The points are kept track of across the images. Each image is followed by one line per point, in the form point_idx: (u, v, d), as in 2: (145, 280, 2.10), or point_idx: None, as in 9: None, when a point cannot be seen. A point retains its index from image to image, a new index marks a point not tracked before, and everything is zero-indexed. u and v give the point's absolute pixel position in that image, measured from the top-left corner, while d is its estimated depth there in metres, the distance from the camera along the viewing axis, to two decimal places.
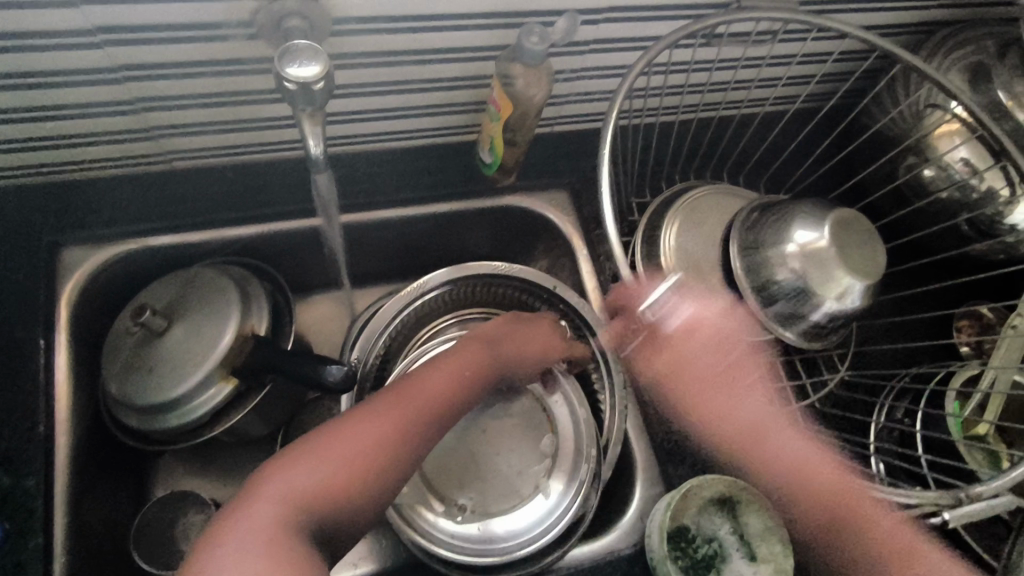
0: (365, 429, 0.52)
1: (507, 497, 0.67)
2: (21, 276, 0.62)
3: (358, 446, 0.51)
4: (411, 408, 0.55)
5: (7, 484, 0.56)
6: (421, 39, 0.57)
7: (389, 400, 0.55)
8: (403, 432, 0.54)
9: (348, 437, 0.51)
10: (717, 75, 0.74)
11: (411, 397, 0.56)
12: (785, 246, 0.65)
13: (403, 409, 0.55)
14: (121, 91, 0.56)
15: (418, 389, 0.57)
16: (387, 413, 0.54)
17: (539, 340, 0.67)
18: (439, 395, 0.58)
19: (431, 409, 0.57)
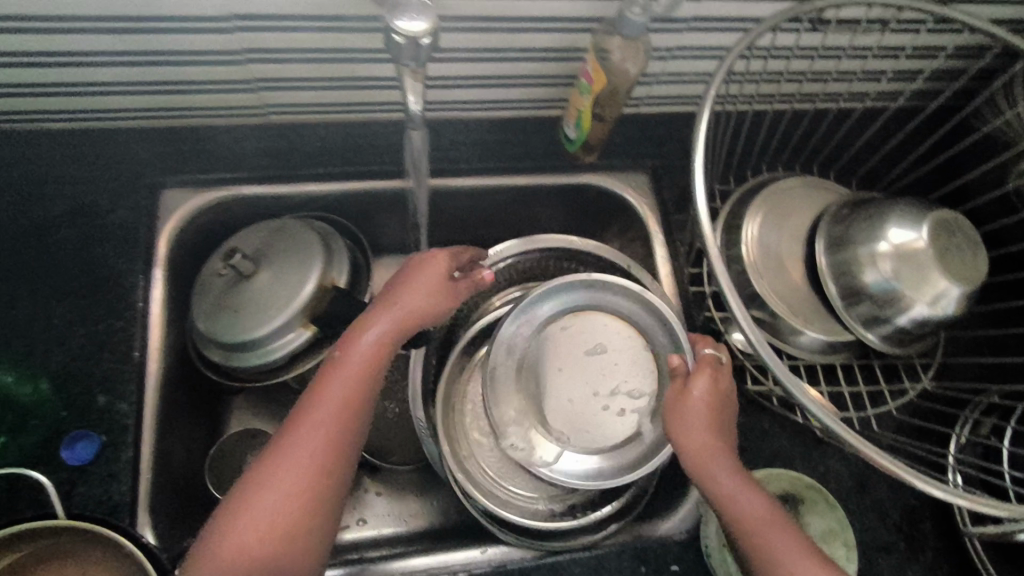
0: (293, 455, 0.51)
1: (611, 436, 0.63)
2: (126, 213, 0.66)
3: (294, 472, 0.51)
4: (332, 414, 0.53)
5: (102, 402, 0.60)
6: (520, 7, 0.58)
7: (305, 418, 0.52)
8: (332, 441, 0.52)
9: (280, 471, 0.51)
10: (818, 65, 0.71)
11: (316, 415, 0.52)
12: (875, 244, 0.63)
13: (320, 420, 0.52)
14: (230, 41, 0.58)
15: (331, 394, 0.53)
16: (307, 431, 0.52)
17: (427, 292, 0.58)
18: (355, 387, 0.53)
19: (342, 417, 0.53)
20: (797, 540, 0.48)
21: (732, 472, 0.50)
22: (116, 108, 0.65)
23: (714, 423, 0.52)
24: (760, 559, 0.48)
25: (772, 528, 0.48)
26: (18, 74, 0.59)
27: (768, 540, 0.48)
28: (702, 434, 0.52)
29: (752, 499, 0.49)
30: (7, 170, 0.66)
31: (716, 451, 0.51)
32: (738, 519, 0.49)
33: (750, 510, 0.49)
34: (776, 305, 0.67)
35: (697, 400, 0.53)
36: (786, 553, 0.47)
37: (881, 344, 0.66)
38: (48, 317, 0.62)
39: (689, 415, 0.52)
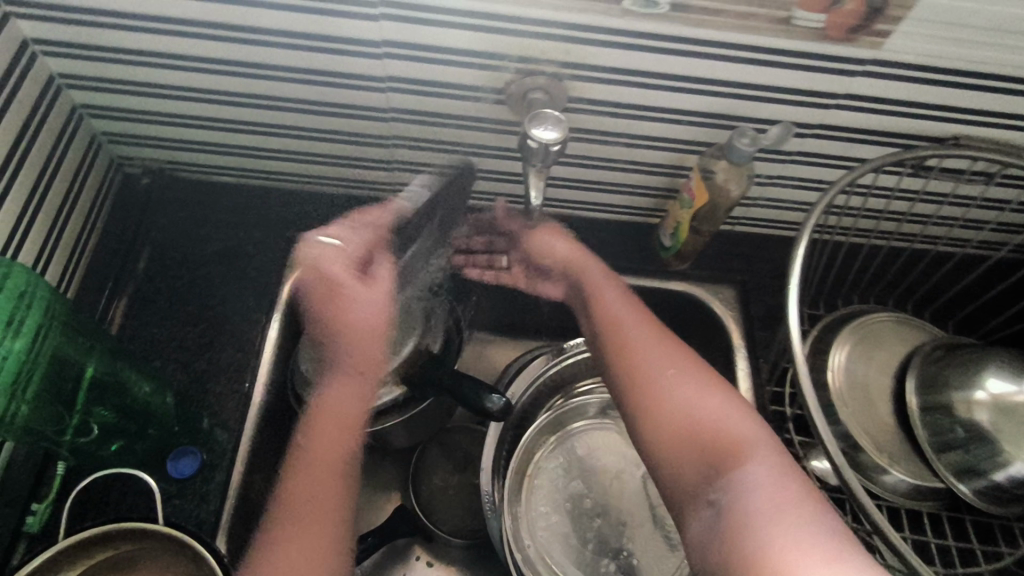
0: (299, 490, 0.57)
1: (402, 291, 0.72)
2: (262, 260, 0.75)
3: (294, 512, 0.55)
4: (325, 452, 0.59)
5: (207, 425, 0.67)
6: (638, 126, 0.64)
7: (309, 452, 0.59)
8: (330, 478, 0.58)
9: (311, 479, 0.58)
10: (918, 207, 0.73)
11: (333, 416, 0.62)
12: (972, 392, 0.62)
13: (319, 453, 0.59)
14: (381, 127, 0.67)
15: (328, 431, 0.60)
16: (310, 472, 0.58)
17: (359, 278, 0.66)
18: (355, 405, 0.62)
19: (348, 420, 0.62)
20: (668, 353, 0.59)
21: (611, 298, 0.64)
22: (272, 170, 0.76)
23: (591, 282, 0.67)
24: (643, 396, 0.57)
25: (645, 350, 0.59)
26: (207, 134, 0.70)
27: (640, 358, 0.59)
28: (573, 258, 0.69)
29: (630, 333, 0.61)
30: (172, 209, 0.76)
31: (591, 270, 0.68)
32: (608, 338, 0.62)
33: (624, 331, 0.61)
34: (861, 438, 0.66)
35: (565, 243, 0.70)
36: (663, 374, 0.58)
37: (972, 497, 0.63)
38: (180, 341, 0.70)
39: (562, 252, 0.70)
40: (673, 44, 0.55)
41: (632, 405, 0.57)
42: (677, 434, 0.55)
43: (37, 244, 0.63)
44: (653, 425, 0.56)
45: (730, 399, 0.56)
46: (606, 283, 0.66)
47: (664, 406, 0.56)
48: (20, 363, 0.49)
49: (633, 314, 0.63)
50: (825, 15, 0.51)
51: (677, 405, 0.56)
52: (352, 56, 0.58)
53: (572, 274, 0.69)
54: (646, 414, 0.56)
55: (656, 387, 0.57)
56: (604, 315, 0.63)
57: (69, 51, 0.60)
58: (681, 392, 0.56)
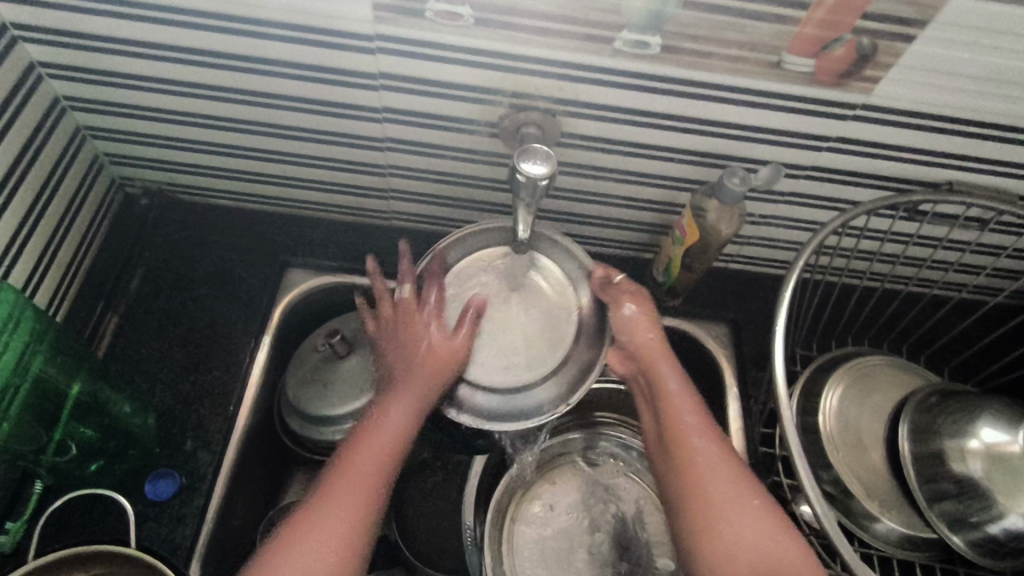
0: (351, 481, 0.53)
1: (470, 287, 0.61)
2: (255, 283, 0.75)
3: (349, 506, 0.52)
4: (386, 448, 0.55)
5: (189, 446, 0.66)
6: (631, 162, 0.65)
7: (355, 453, 0.54)
8: (384, 467, 0.54)
9: (332, 506, 0.52)
10: (913, 250, 0.72)
11: (377, 436, 0.55)
12: (965, 441, 0.60)
13: (372, 456, 0.54)
14: (376, 156, 0.68)
15: (387, 437, 0.55)
16: (364, 459, 0.54)
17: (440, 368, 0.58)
18: (423, 395, 0.56)
19: (393, 448, 0.55)
20: (742, 488, 0.53)
21: (689, 411, 0.57)
22: (270, 196, 0.77)
23: (660, 386, 0.59)
24: (708, 535, 0.52)
25: (720, 484, 0.53)
26: (206, 158, 0.72)
27: (709, 480, 0.54)
28: (649, 349, 0.60)
29: (700, 454, 0.55)
30: (169, 231, 0.77)
31: (664, 369, 0.59)
32: (680, 467, 0.55)
33: (698, 460, 0.54)
34: (850, 483, 0.64)
35: (644, 323, 0.61)
36: (731, 500, 0.53)
37: (967, 550, 0.61)
38: (169, 361, 0.70)
39: (637, 335, 0.60)
40: (664, 84, 0.56)
41: (694, 532, 0.52)
42: (743, 573, 0.50)
43: (31, 261, 0.63)
44: (712, 545, 0.51)
45: (799, 538, 0.52)
46: (672, 388, 0.58)
47: (727, 543, 0.51)
48: (9, 378, 0.50)
49: (707, 432, 0.56)
50: (813, 60, 0.52)
51: (741, 536, 0.51)
52: (350, 87, 0.60)
53: (642, 366, 0.60)
54: (709, 540, 0.52)
55: (720, 515, 0.52)
56: (672, 424, 0.57)
57: (75, 75, 0.61)
58: (753, 533, 0.51)
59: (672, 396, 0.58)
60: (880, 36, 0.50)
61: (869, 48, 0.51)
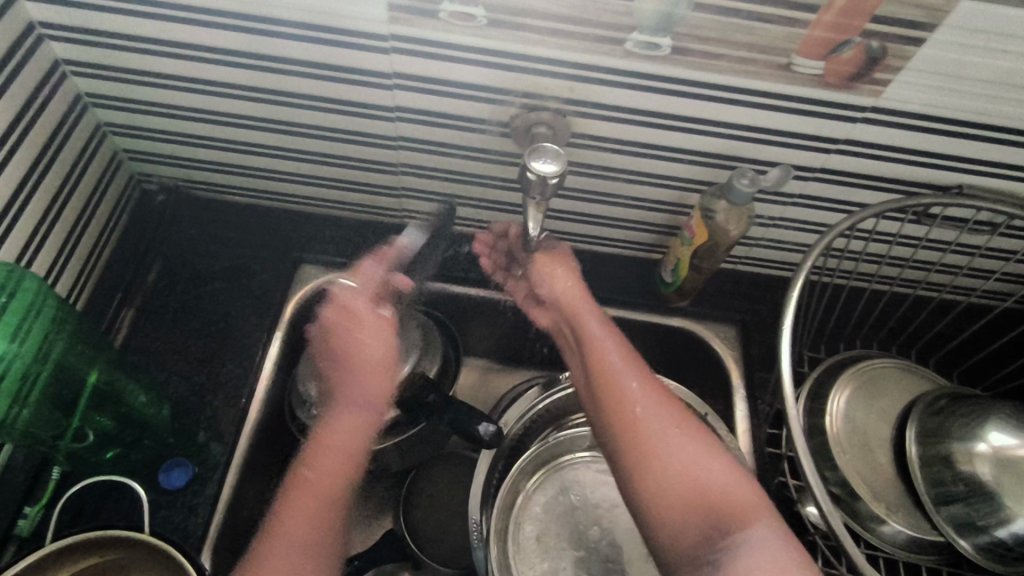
0: (327, 458, 0.56)
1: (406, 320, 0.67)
2: (268, 279, 0.76)
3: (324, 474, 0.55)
4: (350, 431, 0.59)
5: (201, 438, 0.67)
6: (640, 162, 0.65)
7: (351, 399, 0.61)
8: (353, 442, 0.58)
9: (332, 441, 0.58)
10: (922, 254, 0.72)
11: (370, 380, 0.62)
12: (974, 444, 0.61)
13: (341, 436, 0.58)
14: (389, 155, 0.69)
15: (346, 426, 0.59)
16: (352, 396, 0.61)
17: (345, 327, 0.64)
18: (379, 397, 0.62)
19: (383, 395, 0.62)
20: (667, 416, 0.54)
21: (613, 350, 0.59)
22: (286, 193, 0.78)
23: (586, 329, 0.61)
24: (639, 460, 0.52)
25: (649, 413, 0.54)
26: (223, 156, 0.73)
27: (639, 411, 0.54)
28: (571, 298, 0.64)
29: (627, 388, 0.56)
30: (186, 226, 0.78)
31: (588, 315, 0.62)
32: (608, 403, 0.56)
33: (625, 394, 0.55)
34: (857, 486, 0.64)
35: (566, 276, 0.66)
36: (659, 427, 0.53)
37: (974, 554, 0.61)
38: (183, 354, 0.72)
39: (559, 289, 0.66)
40: (674, 86, 0.56)
41: (630, 467, 0.53)
42: (679, 498, 0.51)
43: (52, 253, 0.65)
44: (650, 478, 0.52)
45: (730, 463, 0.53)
46: (595, 330, 0.61)
47: (663, 475, 0.51)
48: (29, 365, 0.52)
49: (632, 367, 0.57)
50: (823, 62, 0.53)
51: (672, 462, 0.52)
52: (366, 86, 0.61)
53: (567, 313, 0.64)
54: (642, 472, 0.52)
55: (651, 445, 0.53)
56: (592, 361, 0.58)
57: (99, 73, 0.63)
58: (682, 452, 0.52)
59: (593, 336, 0.60)
60: (889, 39, 0.50)
61: (878, 51, 0.51)
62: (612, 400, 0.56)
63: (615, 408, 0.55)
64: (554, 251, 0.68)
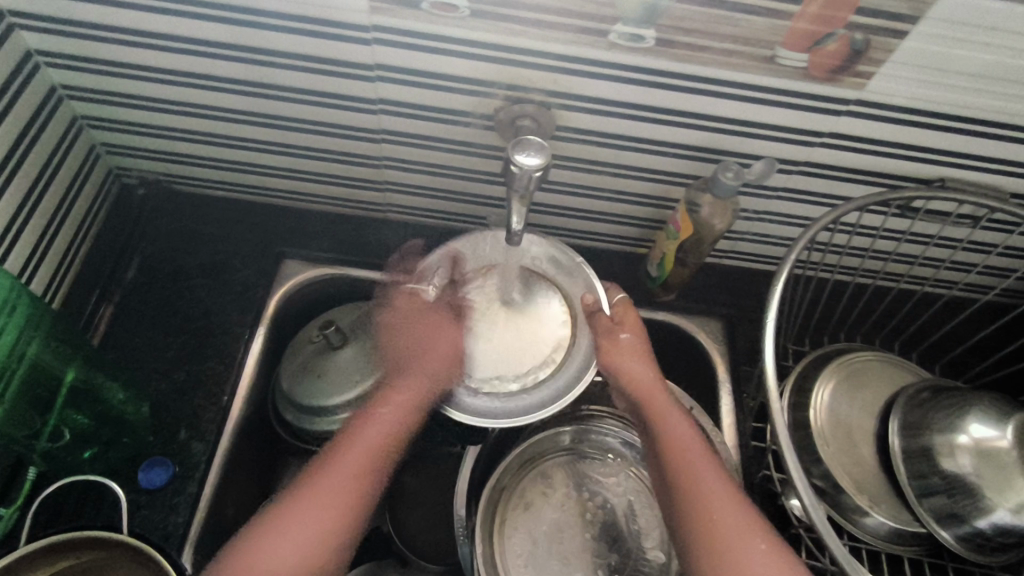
0: (335, 476, 0.56)
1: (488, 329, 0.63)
2: (250, 274, 0.75)
3: (326, 515, 0.54)
4: (360, 459, 0.57)
5: (183, 436, 0.66)
6: (625, 156, 0.65)
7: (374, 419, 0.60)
8: (361, 474, 0.57)
9: (343, 461, 0.57)
10: (905, 247, 0.72)
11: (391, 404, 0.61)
12: (955, 436, 0.61)
13: (349, 467, 0.57)
14: (372, 148, 0.68)
15: (364, 446, 0.58)
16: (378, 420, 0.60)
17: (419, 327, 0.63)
18: (399, 429, 0.60)
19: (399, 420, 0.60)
20: (743, 522, 0.53)
21: (695, 448, 0.58)
22: (268, 186, 0.77)
23: (655, 406, 0.60)
24: (703, 534, 0.53)
25: (728, 519, 0.53)
26: (203, 149, 0.72)
27: (710, 492, 0.55)
28: (650, 381, 0.61)
29: (698, 465, 0.57)
30: (166, 221, 0.77)
31: (665, 400, 0.61)
32: (686, 505, 0.55)
33: (705, 494, 0.55)
34: (840, 478, 0.65)
35: (642, 351, 0.62)
36: (725, 509, 0.54)
37: (954, 544, 0.62)
38: (163, 351, 0.70)
39: (638, 376, 0.61)
40: (659, 78, 0.56)
41: (691, 539, 0.54)
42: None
43: (27, 249, 0.64)
44: (706, 553, 0.53)
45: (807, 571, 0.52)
46: (668, 410, 0.60)
47: (723, 554, 0.52)
48: (1, 365, 0.51)
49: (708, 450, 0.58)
50: (807, 54, 0.53)
51: (731, 546, 0.52)
52: (348, 78, 0.60)
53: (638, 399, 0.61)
54: (704, 545, 0.53)
55: (716, 524, 0.53)
56: (665, 441, 0.58)
57: (73, 64, 0.61)
58: (751, 544, 0.52)
59: (667, 414, 0.60)
60: (873, 31, 0.50)
61: (862, 43, 0.51)
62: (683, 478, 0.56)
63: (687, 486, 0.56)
64: (623, 309, 0.64)
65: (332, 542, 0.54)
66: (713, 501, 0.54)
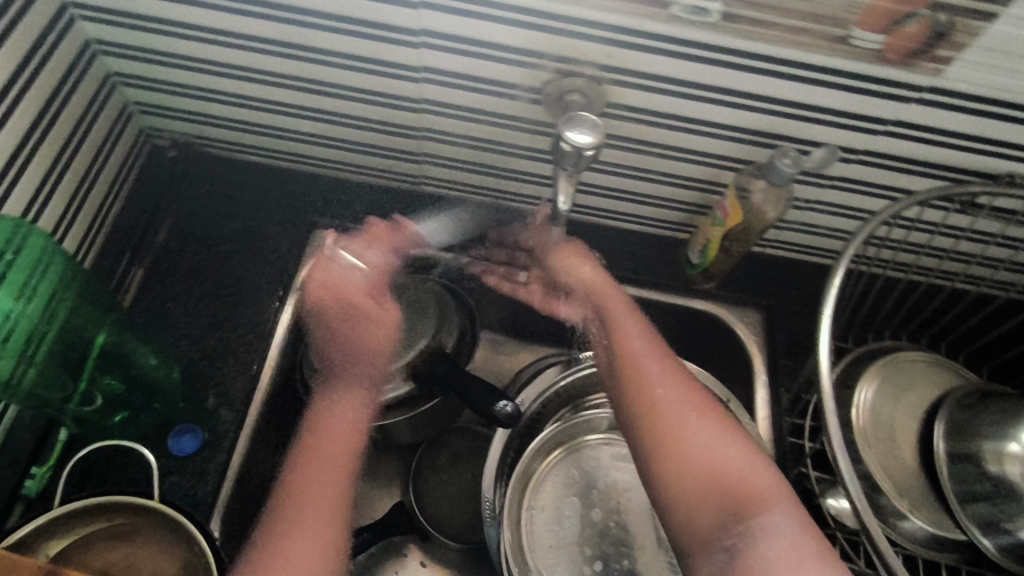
0: (312, 498, 0.51)
1: None
2: (282, 244, 0.74)
3: (324, 535, 0.49)
4: (334, 473, 0.53)
5: (211, 404, 0.66)
6: (674, 137, 0.62)
7: (321, 444, 0.55)
8: (346, 477, 0.54)
9: (314, 485, 0.52)
10: (963, 245, 0.69)
11: (328, 431, 0.56)
12: (1006, 443, 0.59)
13: (331, 478, 0.53)
14: (412, 118, 0.66)
15: (328, 459, 0.54)
16: (329, 438, 0.55)
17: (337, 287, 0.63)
18: (354, 431, 0.57)
19: (352, 433, 0.57)
20: (699, 414, 0.52)
21: (640, 340, 0.56)
22: (302, 154, 0.75)
23: (615, 319, 0.59)
24: (658, 432, 0.51)
25: (672, 399, 0.53)
26: (236, 113, 0.70)
27: (662, 388, 0.53)
28: (595, 281, 0.63)
29: (648, 366, 0.55)
30: (198, 185, 0.76)
31: (616, 303, 0.60)
32: (632, 388, 0.54)
33: (655, 391, 0.53)
34: (880, 480, 0.63)
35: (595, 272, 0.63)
36: (680, 406, 0.52)
37: (997, 556, 0.60)
38: (193, 317, 0.70)
39: (582, 275, 0.64)
40: (719, 56, 0.53)
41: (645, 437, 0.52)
42: (695, 476, 0.49)
43: (60, 209, 0.63)
44: (664, 448, 0.51)
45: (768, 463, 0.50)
46: (624, 319, 0.58)
47: (681, 449, 0.50)
48: (36, 325, 0.50)
49: (659, 351, 0.56)
50: (883, 36, 0.49)
51: (686, 443, 0.50)
52: (391, 44, 0.57)
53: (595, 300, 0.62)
54: (660, 442, 0.51)
55: (669, 422, 0.51)
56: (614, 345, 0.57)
57: (109, 18, 0.59)
58: (705, 439, 0.51)
59: (620, 323, 0.58)
60: (959, 13, 0.47)
61: (945, 26, 0.48)
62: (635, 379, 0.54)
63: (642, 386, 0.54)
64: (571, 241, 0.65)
65: (337, 556, 0.49)
66: (665, 400, 0.53)
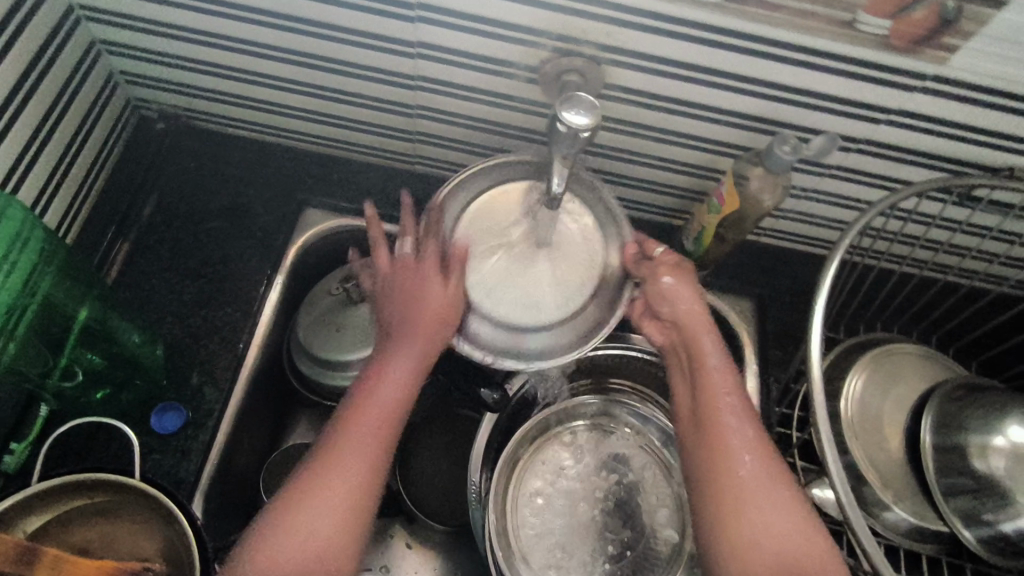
0: (348, 449, 0.50)
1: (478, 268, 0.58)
2: (271, 221, 0.73)
3: (344, 497, 0.49)
4: (376, 429, 0.52)
5: (196, 381, 0.65)
6: (673, 122, 0.61)
7: (364, 399, 0.52)
8: (385, 435, 0.52)
9: (347, 443, 0.50)
10: (959, 238, 0.69)
11: (382, 387, 0.53)
12: (992, 438, 0.59)
13: (369, 432, 0.51)
14: (406, 95, 0.64)
15: (372, 411, 0.52)
16: (378, 393, 0.53)
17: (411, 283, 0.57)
18: (406, 394, 0.54)
19: (400, 395, 0.53)
20: (778, 490, 0.49)
21: (728, 398, 0.52)
22: (292, 129, 0.73)
23: (706, 371, 0.54)
24: (729, 501, 0.49)
25: (753, 471, 0.49)
26: (223, 84, 0.68)
27: (741, 457, 0.50)
28: (689, 318, 0.57)
29: (732, 430, 0.51)
30: (185, 158, 0.74)
31: (706, 345, 0.55)
32: (710, 446, 0.51)
33: (737, 457, 0.50)
34: (867, 472, 0.63)
35: (691, 301, 0.58)
36: (758, 480, 0.49)
37: (979, 549, 0.60)
38: (179, 294, 0.68)
39: (682, 310, 0.57)
40: (722, 38, 0.52)
41: (713, 501, 0.49)
42: (759, 555, 0.47)
43: (41, 178, 0.61)
44: (733, 517, 0.48)
45: (832, 548, 0.48)
46: (715, 373, 0.54)
47: (749, 523, 0.48)
48: (14, 299, 0.49)
49: (750, 417, 0.52)
50: (889, 22, 0.48)
51: (758, 519, 0.48)
52: (386, 17, 0.55)
53: (685, 339, 0.56)
54: (727, 508, 0.48)
55: (744, 495, 0.49)
56: (700, 398, 0.53)
57: None
58: (776, 517, 0.48)
59: (711, 377, 0.54)
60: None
61: (953, 12, 0.47)
62: (715, 442, 0.51)
63: (722, 452, 0.50)
64: (666, 257, 0.59)
65: (360, 517, 0.49)
66: (748, 470, 0.50)
